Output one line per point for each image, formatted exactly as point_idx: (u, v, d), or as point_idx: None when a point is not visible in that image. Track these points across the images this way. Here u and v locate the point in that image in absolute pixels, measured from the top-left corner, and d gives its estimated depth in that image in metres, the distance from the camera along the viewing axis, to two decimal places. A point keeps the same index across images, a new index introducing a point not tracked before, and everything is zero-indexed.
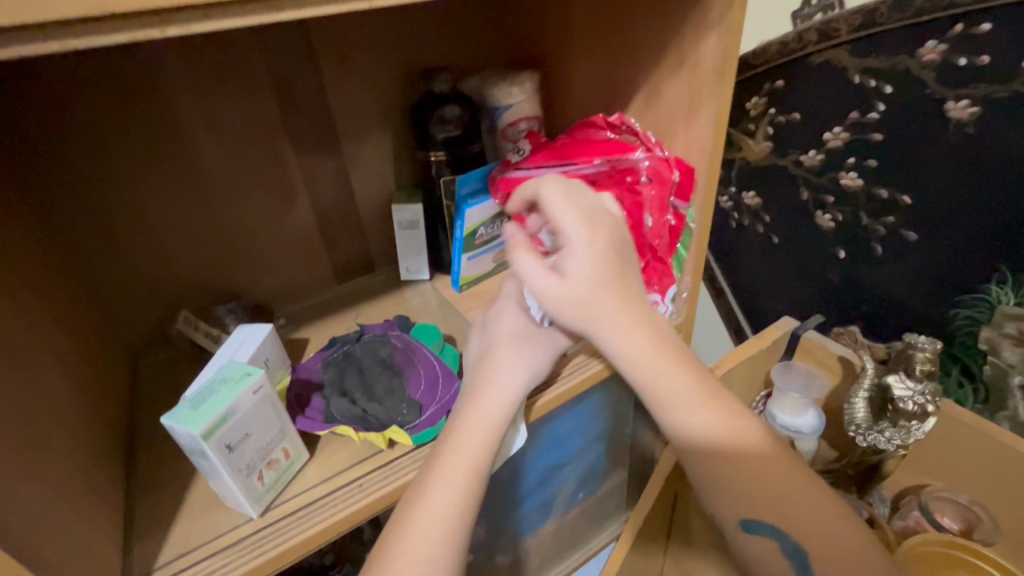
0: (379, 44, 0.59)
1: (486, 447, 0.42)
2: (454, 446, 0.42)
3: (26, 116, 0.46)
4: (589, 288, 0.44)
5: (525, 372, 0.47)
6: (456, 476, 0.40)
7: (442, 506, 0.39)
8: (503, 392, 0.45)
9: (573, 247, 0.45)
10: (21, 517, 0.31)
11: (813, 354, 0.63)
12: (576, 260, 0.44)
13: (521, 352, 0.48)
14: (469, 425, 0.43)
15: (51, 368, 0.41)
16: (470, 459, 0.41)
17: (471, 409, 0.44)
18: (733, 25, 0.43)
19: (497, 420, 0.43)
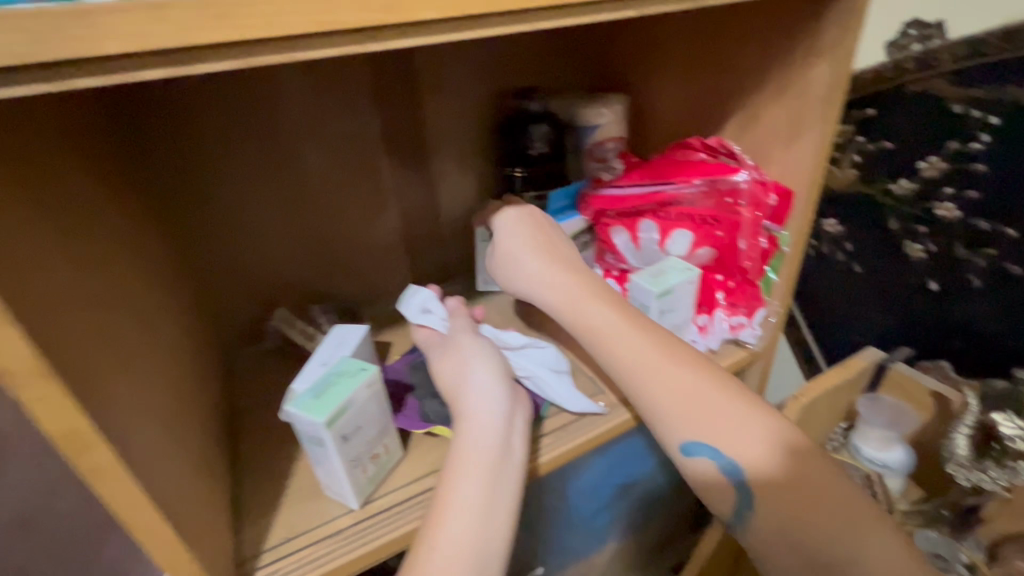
0: (477, 65, 0.62)
1: (485, 474, 0.42)
2: (449, 481, 0.42)
3: (162, 125, 0.51)
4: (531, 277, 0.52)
5: (494, 388, 0.47)
6: (462, 509, 0.40)
7: (455, 541, 0.39)
8: (483, 410, 0.45)
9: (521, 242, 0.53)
10: (169, 487, 0.33)
11: (902, 387, 0.61)
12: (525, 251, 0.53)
13: (473, 371, 0.48)
14: (459, 449, 0.43)
15: (174, 356, 0.44)
16: (467, 475, 0.42)
17: (459, 435, 0.44)
18: (846, 54, 0.43)
19: (484, 436, 0.44)
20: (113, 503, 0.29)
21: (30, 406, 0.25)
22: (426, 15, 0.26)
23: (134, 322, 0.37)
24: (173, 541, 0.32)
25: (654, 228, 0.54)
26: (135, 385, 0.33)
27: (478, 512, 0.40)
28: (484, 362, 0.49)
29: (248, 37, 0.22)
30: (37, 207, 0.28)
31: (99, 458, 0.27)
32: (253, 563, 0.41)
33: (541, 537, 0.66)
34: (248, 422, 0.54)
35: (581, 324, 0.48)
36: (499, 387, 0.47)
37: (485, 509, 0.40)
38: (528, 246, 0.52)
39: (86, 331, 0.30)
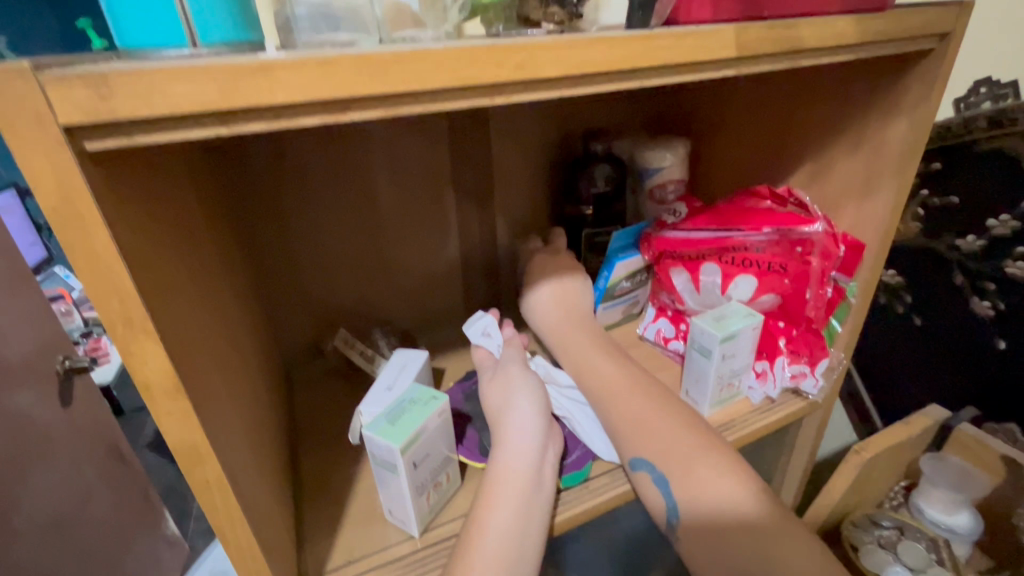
0: (548, 107, 0.65)
1: (521, 505, 0.42)
2: (484, 506, 0.41)
3: (253, 154, 0.54)
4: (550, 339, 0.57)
5: (532, 421, 0.46)
6: (495, 535, 0.40)
7: (487, 568, 0.38)
8: (522, 442, 0.45)
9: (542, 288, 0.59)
10: (252, 503, 0.34)
11: (968, 449, 0.59)
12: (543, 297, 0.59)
13: (515, 399, 0.48)
14: (495, 480, 0.43)
15: (253, 372, 0.46)
16: (500, 509, 0.41)
17: (496, 466, 0.44)
18: (927, 114, 0.44)
19: (520, 471, 0.43)
20: (212, 516, 0.30)
21: (161, 420, 0.26)
22: (554, 74, 0.27)
23: (229, 343, 0.39)
24: (256, 558, 0.33)
25: (717, 272, 0.55)
26: (229, 401, 0.35)
27: (509, 543, 0.40)
28: (529, 386, 0.49)
29: (397, 88, 0.24)
30: (172, 233, 0.31)
31: (208, 472, 0.29)
32: None
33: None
34: (308, 439, 0.55)
35: (573, 362, 0.54)
36: (538, 416, 0.47)
37: (518, 541, 0.40)
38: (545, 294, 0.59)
39: (201, 350, 0.31)
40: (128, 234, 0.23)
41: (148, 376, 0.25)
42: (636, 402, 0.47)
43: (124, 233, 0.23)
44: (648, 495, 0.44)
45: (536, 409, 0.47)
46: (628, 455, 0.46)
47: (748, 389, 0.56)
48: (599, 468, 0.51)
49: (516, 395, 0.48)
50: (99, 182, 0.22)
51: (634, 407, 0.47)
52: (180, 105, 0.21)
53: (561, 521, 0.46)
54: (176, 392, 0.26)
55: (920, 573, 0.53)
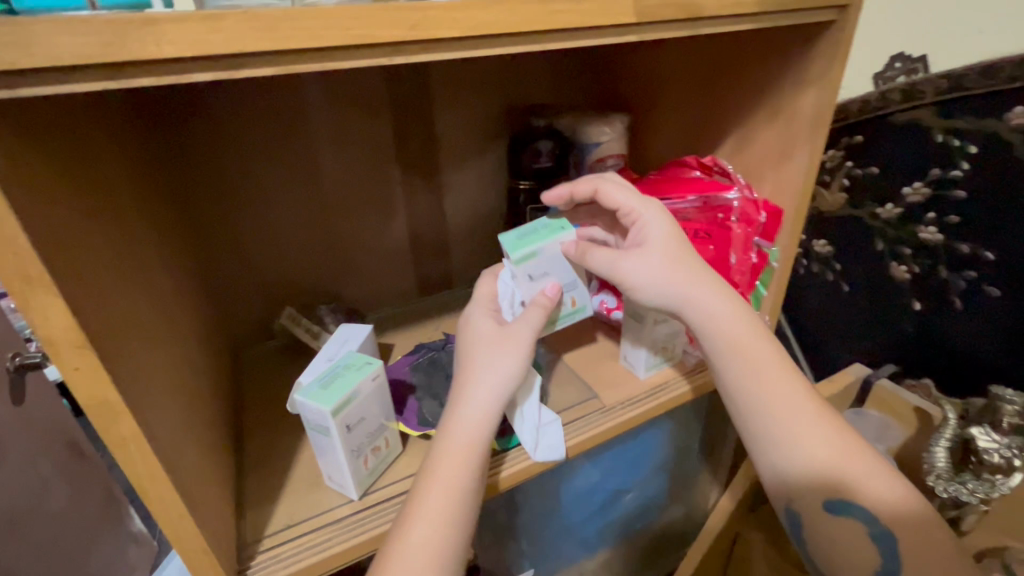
0: (488, 83, 0.66)
1: (465, 472, 0.41)
2: (430, 470, 0.41)
3: (190, 131, 0.54)
4: (669, 270, 0.46)
5: (501, 380, 0.45)
6: (445, 494, 0.40)
7: (422, 534, 0.39)
8: (483, 404, 0.44)
9: (653, 219, 0.48)
10: (182, 464, 0.35)
11: (887, 402, 0.63)
12: (660, 229, 0.48)
13: (491, 357, 0.45)
14: (449, 440, 0.43)
15: (190, 343, 0.46)
16: (455, 475, 0.41)
17: (452, 426, 0.43)
18: (832, 84, 0.47)
19: (477, 434, 0.43)
20: (131, 474, 0.31)
21: (69, 375, 0.27)
22: (450, 36, 0.29)
23: (157, 311, 0.39)
24: (183, 516, 0.33)
25: None
26: (155, 366, 0.35)
27: (449, 509, 0.40)
28: (516, 345, 0.46)
29: (292, 46, 0.25)
30: (77, 196, 0.31)
31: (124, 429, 0.29)
32: (253, 548, 0.42)
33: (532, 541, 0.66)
34: (255, 414, 0.56)
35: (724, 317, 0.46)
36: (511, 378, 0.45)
37: (457, 507, 0.40)
38: (653, 228, 0.48)
39: (118, 311, 0.32)
40: (23, 190, 0.24)
41: (53, 331, 0.25)
42: (815, 426, 0.46)
43: (18, 188, 0.24)
44: (833, 528, 0.48)
45: (504, 371, 0.45)
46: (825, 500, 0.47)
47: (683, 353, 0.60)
48: None
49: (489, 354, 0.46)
50: None
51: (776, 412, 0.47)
52: (63, 56, 0.21)
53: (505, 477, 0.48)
54: (83, 346, 0.26)
55: None
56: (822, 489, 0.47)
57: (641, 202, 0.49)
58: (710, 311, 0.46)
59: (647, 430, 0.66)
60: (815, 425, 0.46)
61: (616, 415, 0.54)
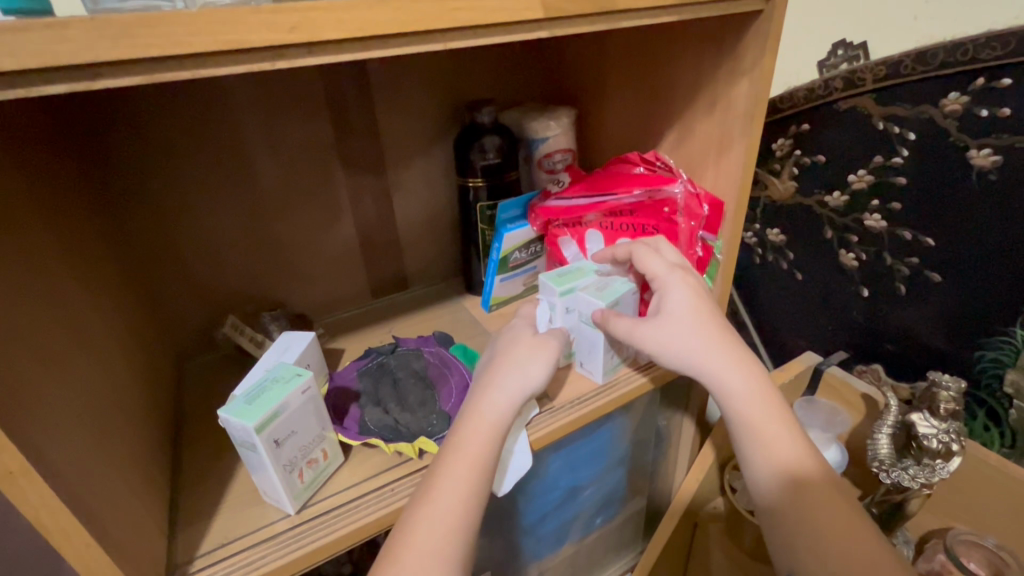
0: (431, 80, 0.65)
1: (491, 448, 0.43)
2: (456, 445, 0.43)
3: (113, 137, 0.52)
4: (682, 337, 0.48)
5: (526, 377, 0.47)
6: (462, 469, 0.41)
7: (447, 504, 0.40)
8: (507, 395, 0.46)
9: (676, 290, 0.49)
10: (95, 489, 0.34)
11: (837, 389, 0.64)
12: (681, 300, 0.49)
13: (523, 355, 0.49)
14: (474, 420, 0.44)
15: (115, 359, 0.44)
16: (473, 457, 0.42)
17: (479, 409, 0.45)
18: (763, 75, 0.46)
19: (499, 422, 0.44)
20: (25, 507, 0.29)
21: None
22: None
23: (66, 329, 0.37)
24: (90, 545, 0.32)
25: (599, 239, 0.58)
26: (62, 387, 0.34)
27: (463, 486, 0.41)
28: (540, 348, 0.50)
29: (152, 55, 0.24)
30: None
31: (10, 461, 0.28)
32: (183, 569, 0.41)
33: (491, 541, 0.66)
34: (194, 428, 0.54)
35: (735, 369, 0.47)
36: (532, 379, 0.47)
37: (479, 481, 0.41)
38: (676, 297, 0.49)
39: (10, 333, 0.30)
40: None
41: None
42: (796, 443, 0.46)
43: None
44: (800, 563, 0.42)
45: (530, 375, 0.47)
46: (792, 522, 0.43)
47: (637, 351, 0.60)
48: None
49: (519, 355, 0.49)
50: None
51: (753, 410, 0.47)
52: None
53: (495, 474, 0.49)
54: None
55: None
56: (801, 507, 0.43)
57: (671, 271, 0.50)
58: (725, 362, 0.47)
59: (602, 428, 0.65)
60: (793, 438, 0.46)
61: (569, 412, 0.54)
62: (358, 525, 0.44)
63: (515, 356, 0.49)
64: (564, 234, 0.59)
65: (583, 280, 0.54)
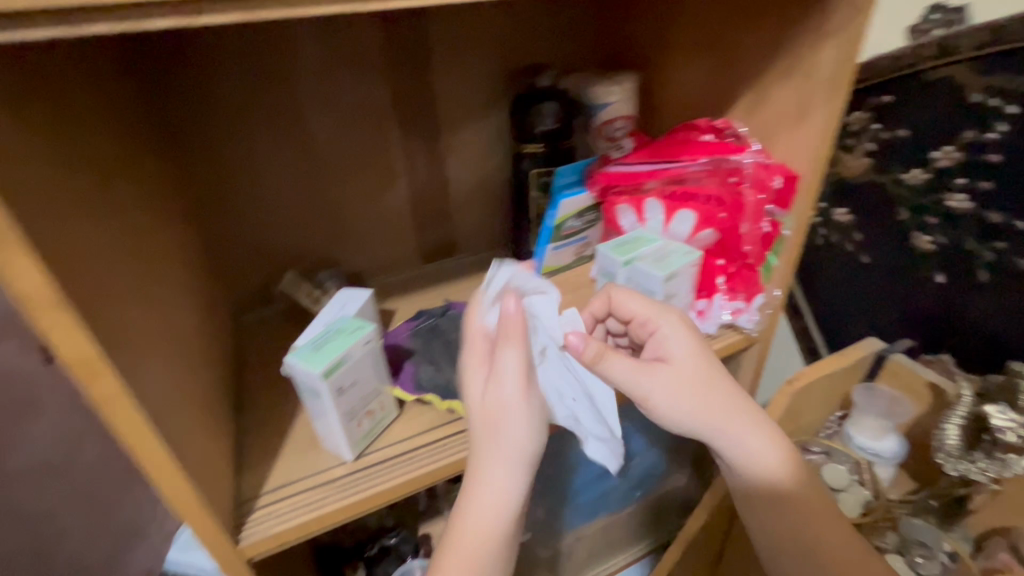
0: (492, 41, 0.63)
1: (497, 518, 0.42)
2: (461, 515, 0.42)
3: (182, 90, 0.53)
4: (692, 396, 0.47)
5: (512, 439, 0.42)
6: (473, 538, 0.41)
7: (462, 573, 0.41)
8: (502, 467, 0.42)
9: (678, 341, 0.48)
10: (175, 423, 0.36)
11: (902, 377, 0.61)
12: (685, 353, 0.48)
13: (500, 408, 0.42)
14: (475, 489, 0.42)
15: (186, 304, 0.46)
16: (482, 530, 0.41)
17: (478, 481, 0.42)
18: (853, 37, 0.43)
19: (501, 491, 0.42)
20: (121, 431, 0.31)
21: (49, 337, 0.27)
22: None
23: (147, 272, 0.39)
24: (176, 472, 0.34)
25: (659, 208, 0.55)
26: (146, 327, 0.36)
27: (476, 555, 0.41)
28: (513, 402, 0.42)
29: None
30: (58, 151, 0.31)
31: (110, 387, 0.30)
32: (250, 504, 0.44)
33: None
34: (254, 377, 0.57)
35: (744, 426, 0.48)
36: (515, 437, 0.42)
37: (490, 550, 0.41)
38: (668, 344, 0.48)
39: (103, 269, 0.32)
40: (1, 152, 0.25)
41: (29, 288, 0.26)
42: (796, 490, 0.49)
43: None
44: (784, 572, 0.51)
45: (516, 433, 0.42)
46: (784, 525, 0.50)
47: None
48: None
49: (502, 414, 0.42)
50: None
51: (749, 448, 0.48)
52: None
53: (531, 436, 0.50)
54: (61, 307, 0.27)
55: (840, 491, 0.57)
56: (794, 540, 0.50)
57: (663, 313, 0.49)
58: (712, 406, 0.47)
59: None
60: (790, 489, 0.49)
61: None
62: (414, 476, 0.46)
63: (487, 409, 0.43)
64: (624, 201, 0.57)
65: (642, 250, 0.54)
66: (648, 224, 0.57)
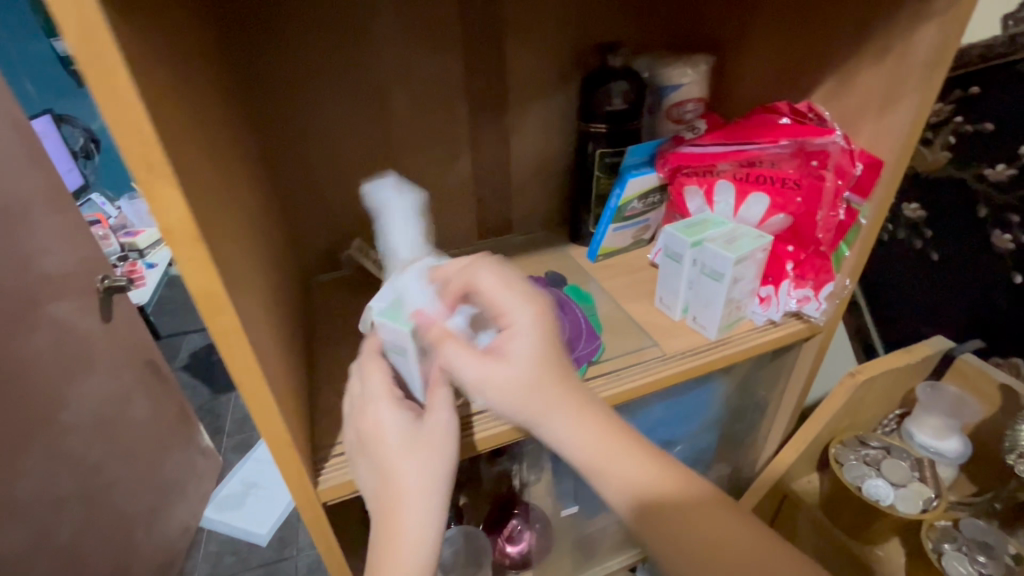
0: (567, 18, 0.63)
1: (424, 529, 0.40)
2: (387, 543, 0.40)
3: (269, 56, 0.55)
4: (525, 393, 0.41)
5: (428, 462, 0.41)
6: (406, 558, 0.39)
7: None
8: (413, 490, 0.40)
9: (520, 333, 0.42)
10: (271, 363, 0.38)
11: (969, 377, 0.60)
12: (525, 345, 0.42)
13: (383, 437, 0.41)
14: (391, 516, 0.40)
15: (271, 258, 0.49)
16: (412, 551, 0.39)
17: (395, 511, 0.40)
18: (959, 16, 0.42)
19: (415, 507, 0.40)
20: (232, 364, 0.34)
21: (183, 267, 0.29)
22: None
23: (245, 222, 0.41)
24: (273, 408, 0.36)
25: (730, 190, 0.55)
26: (247, 272, 0.38)
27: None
28: (440, 420, 0.42)
29: None
30: (188, 99, 0.33)
31: (227, 321, 0.32)
32: (327, 452, 0.46)
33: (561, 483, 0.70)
34: (325, 336, 0.59)
35: (586, 432, 0.42)
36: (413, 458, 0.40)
37: (425, 564, 0.39)
38: (520, 337, 0.42)
39: (219, 213, 0.34)
40: (156, 92, 0.27)
41: (171, 219, 0.28)
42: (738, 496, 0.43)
43: (147, 81, 0.26)
44: None
45: (431, 456, 0.41)
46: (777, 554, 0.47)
47: (751, 313, 0.57)
48: (594, 371, 0.55)
49: (386, 443, 0.41)
50: (120, 21, 0.24)
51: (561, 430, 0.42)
52: None
53: (485, 437, 0.48)
54: (196, 239, 0.29)
55: (901, 486, 0.57)
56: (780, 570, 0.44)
57: (509, 296, 0.43)
58: (536, 397, 0.41)
59: (703, 385, 0.64)
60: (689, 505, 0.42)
61: (691, 353, 0.56)
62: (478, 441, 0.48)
63: (375, 445, 0.41)
64: (697, 181, 0.57)
65: (710, 232, 0.53)
66: (717, 206, 0.57)
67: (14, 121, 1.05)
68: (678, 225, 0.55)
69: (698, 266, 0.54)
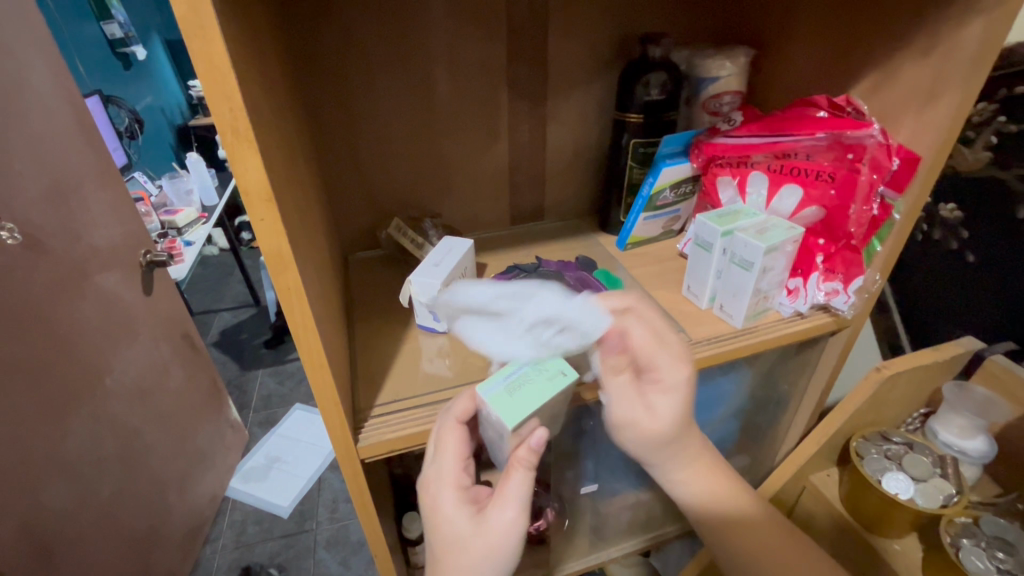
0: (609, 8, 0.65)
1: None
2: None
3: (321, 39, 0.58)
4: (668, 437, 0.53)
5: (487, 554, 0.42)
6: None
7: None
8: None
9: (669, 393, 0.51)
10: (323, 325, 0.41)
11: (998, 378, 0.60)
12: (672, 400, 0.51)
13: (455, 519, 0.44)
14: None
15: (319, 229, 0.52)
16: None
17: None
18: (1007, 13, 0.42)
19: None
20: (292, 320, 0.37)
21: (257, 225, 0.32)
22: None
23: (301, 193, 0.44)
24: (323, 365, 0.39)
25: (764, 181, 0.57)
26: (304, 239, 0.41)
27: None
28: (504, 510, 0.43)
29: None
30: (262, 73, 0.35)
31: (291, 278, 0.35)
32: (365, 414, 0.49)
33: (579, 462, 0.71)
34: (363, 309, 0.62)
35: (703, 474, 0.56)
36: (476, 547, 0.42)
37: None
38: (666, 390, 0.51)
39: (285, 181, 0.37)
40: (243, 63, 0.29)
41: (251, 181, 0.31)
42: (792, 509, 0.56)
43: (237, 54, 0.28)
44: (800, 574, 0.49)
45: (492, 546, 0.42)
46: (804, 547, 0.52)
47: (778, 305, 0.58)
48: None
49: (456, 528, 0.43)
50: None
51: (689, 482, 0.56)
52: None
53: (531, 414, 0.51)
54: (269, 201, 0.32)
55: (922, 481, 0.58)
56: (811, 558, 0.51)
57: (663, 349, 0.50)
58: (677, 467, 0.55)
59: (727, 375, 0.66)
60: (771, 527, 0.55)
61: (720, 341, 0.56)
62: None
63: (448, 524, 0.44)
64: (732, 172, 0.59)
65: (742, 222, 0.54)
66: (750, 198, 0.58)
67: (71, 98, 1.11)
68: (714, 215, 0.56)
69: (733, 261, 0.54)
